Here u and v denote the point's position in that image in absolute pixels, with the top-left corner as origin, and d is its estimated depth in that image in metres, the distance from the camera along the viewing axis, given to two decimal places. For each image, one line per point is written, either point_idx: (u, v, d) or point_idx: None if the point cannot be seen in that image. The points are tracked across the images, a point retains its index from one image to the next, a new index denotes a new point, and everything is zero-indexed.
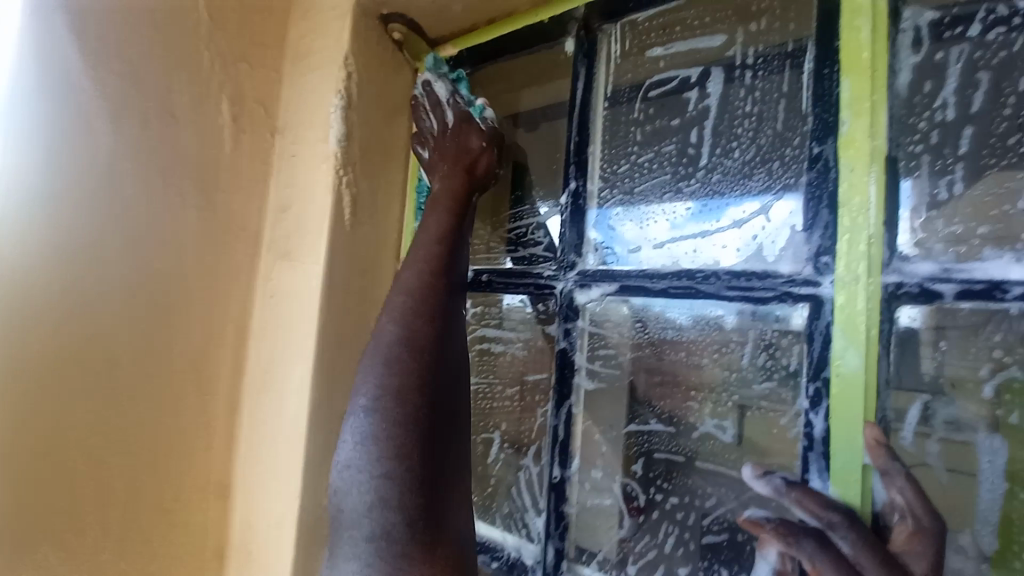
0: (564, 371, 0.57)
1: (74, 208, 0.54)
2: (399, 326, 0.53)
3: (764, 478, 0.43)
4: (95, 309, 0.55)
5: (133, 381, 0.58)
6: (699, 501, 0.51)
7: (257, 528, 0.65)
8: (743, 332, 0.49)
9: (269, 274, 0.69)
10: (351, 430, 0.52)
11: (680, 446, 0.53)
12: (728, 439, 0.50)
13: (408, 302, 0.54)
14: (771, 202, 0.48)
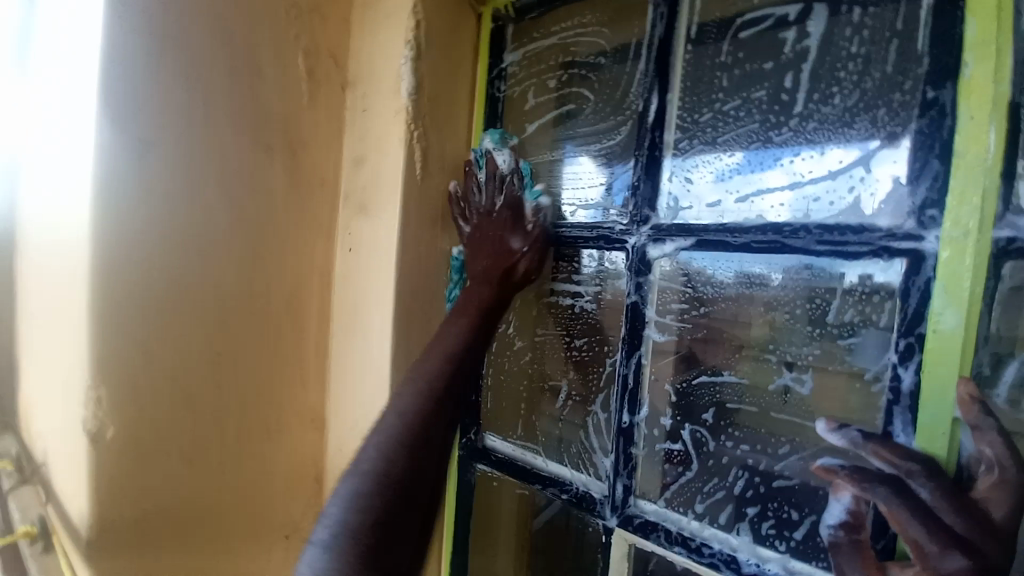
0: (635, 323, 0.59)
1: (178, 171, 0.58)
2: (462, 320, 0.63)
3: (839, 432, 0.43)
4: (203, 265, 0.61)
5: (236, 328, 0.65)
6: (771, 449, 0.54)
7: (349, 456, 0.73)
8: (790, 287, 0.52)
9: (348, 228, 0.72)
10: (369, 455, 0.52)
11: (753, 397, 0.55)
12: (806, 393, 0.51)
13: (448, 328, 0.62)
14: (873, 152, 0.45)
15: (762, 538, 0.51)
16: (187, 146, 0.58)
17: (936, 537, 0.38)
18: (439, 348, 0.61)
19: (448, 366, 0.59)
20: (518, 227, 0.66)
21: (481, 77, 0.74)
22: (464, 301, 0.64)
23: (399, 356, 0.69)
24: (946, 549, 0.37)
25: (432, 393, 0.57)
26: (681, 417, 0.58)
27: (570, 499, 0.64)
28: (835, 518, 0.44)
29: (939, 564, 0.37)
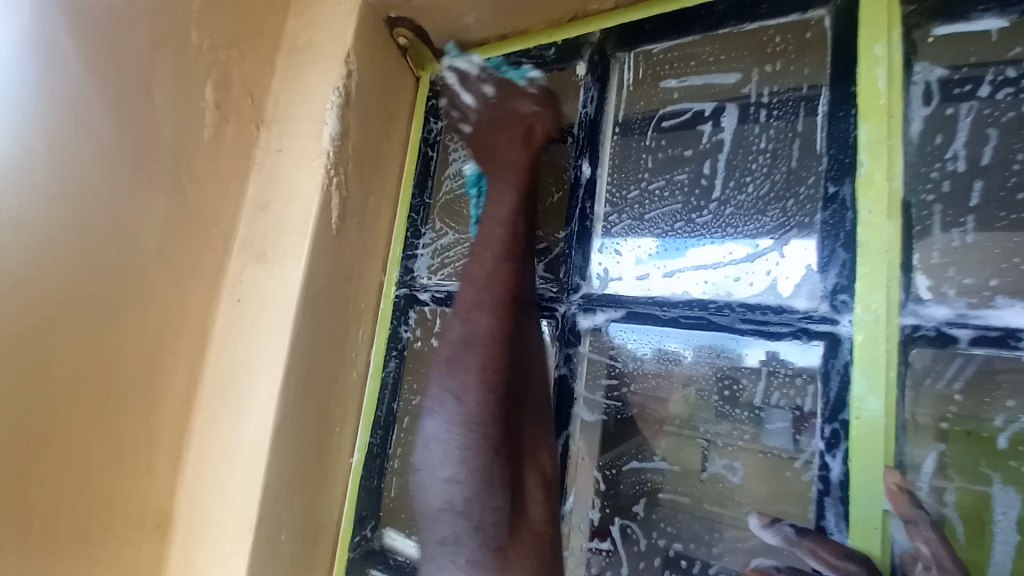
0: (563, 401, 0.54)
1: (10, 193, 0.46)
2: (474, 303, 0.49)
3: (772, 527, 0.40)
4: (31, 306, 0.47)
5: (57, 396, 0.49)
6: (705, 548, 0.49)
7: (201, 568, 0.56)
8: (702, 365, 0.51)
9: (240, 277, 0.62)
10: (433, 452, 0.46)
11: (688, 487, 0.51)
12: (738, 481, 0.49)
13: (484, 244, 0.51)
14: (785, 237, 0.48)
15: None
16: (31, 168, 0.47)
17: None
18: (471, 297, 0.50)
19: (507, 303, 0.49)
20: (529, 96, 0.57)
21: (415, 136, 0.72)
22: (488, 215, 0.52)
23: (283, 434, 0.57)
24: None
25: (490, 311, 0.49)
26: (607, 511, 0.52)
27: None
28: None
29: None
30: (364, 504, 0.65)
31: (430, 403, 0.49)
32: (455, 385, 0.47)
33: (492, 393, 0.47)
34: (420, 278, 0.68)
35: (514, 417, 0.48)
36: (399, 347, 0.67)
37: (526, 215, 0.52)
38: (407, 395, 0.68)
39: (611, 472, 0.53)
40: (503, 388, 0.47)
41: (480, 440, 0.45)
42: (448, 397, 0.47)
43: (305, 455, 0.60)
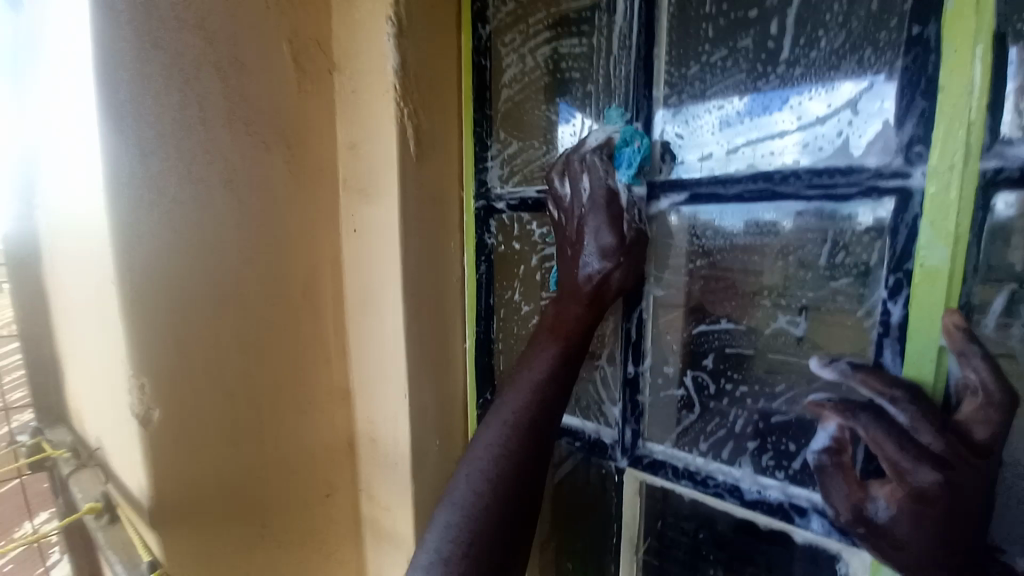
0: (635, 281, 0.61)
1: (180, 168, 0.59)
2: (525, 394, 0.57)
3: (830, 365, 0.48)
4: (219, 253, 0.64)
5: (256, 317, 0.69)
6: (769, 387, 0.57)
7: (378, 422, 0.80)
8: (801, 233, 0.52)
9: (351, 210, 0.75)
10: (449, 511, 0.52)
11: (755, 341, 0.57)
12: (798, 334, 0.54)
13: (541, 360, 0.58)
14: (861, 92, 0.46)
15: (762, 467, 0.56)
16: (189, 157, 0.60)
17: (910, 454, 0.41)
18: (523, 391, 0.57)
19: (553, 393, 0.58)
20: (605, 207, 0.57)
21: (465, 48, 0.73)
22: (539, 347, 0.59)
23: (412, 332, 0.73)
24: (917, 464, 0.41)
25: (530, 415, 0.56)
26: (681, 365, 0.63)
27: (584, 447, 0.71)
28: (819, 444, 0.48)
29: (911, 478, 0.41)
30: (481, 377, 0.82)
31: (454, 478, 0.55)
32: (486, 456, 0.54)
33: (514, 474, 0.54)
34: (494, 188, 0.75)
35: (523, 498, 0.54)
36: (486, 253, 0.77)
37: (572, 355, 0.59)
38: (500, 291, 0.80)
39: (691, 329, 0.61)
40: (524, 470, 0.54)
41: (494, 493, 0.53)
42: (477, 463, 0.54)
43: (431, 344, 0.77)
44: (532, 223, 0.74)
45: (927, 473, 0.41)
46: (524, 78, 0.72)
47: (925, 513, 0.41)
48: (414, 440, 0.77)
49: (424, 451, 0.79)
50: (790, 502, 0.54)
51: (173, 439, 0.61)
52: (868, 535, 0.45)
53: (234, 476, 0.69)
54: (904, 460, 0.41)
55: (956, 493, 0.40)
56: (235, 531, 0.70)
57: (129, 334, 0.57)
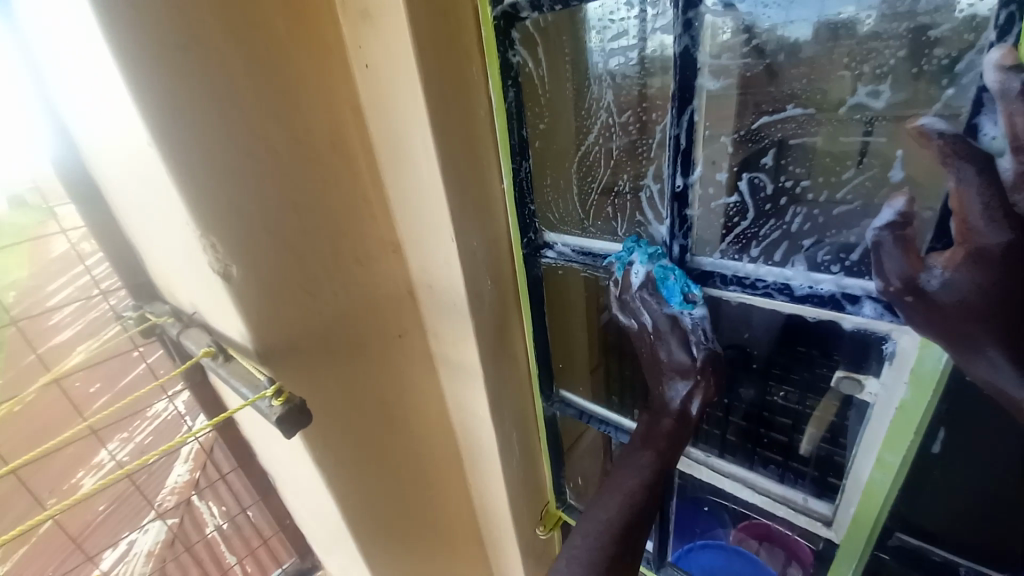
0: (685, 75, 0.54)
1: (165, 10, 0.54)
2: (617, 503, 0.69)
3: (1007, 77, 0.37)
4: (236, 108, 0.62)
5: (294, 174, 0.70)
6: (836, 177, 0.53)
7: (431, 270, 0.85)
8: (885, 28, 0.46)
9: (358, 42, 0.69)
10: (576, 547, 0.68)
11: (820, 126, 0.53)
12: (881, 105, 0.49)
13: (627, 473, 0.72)
14: None
15: (818, 264, 0.55)
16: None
17: (992, 213, 0.39)
18: (621, 490, 0.70)
19: (659, 473, 0.70)
20: (671, 334, 0.71)
21: None
22: (630, 463, 0.72)
23: (449, 173, 0.72)
24: (993, 225, 0.39)
25: (632, 502, 0.69)
26: (737, 167, 0.58)
27: (635, 268, 0.72)
28: (882, 220, 0.45)
29: (978, 239, 0.40)
30: (523, 217, 0.82)
31: (576, 535, 0.70)
32: (595, 537, 0.68)
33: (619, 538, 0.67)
34: None
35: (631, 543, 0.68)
36: (514, 74, 0.70)
37: (659, 479, 0.70)
38: (533, 121, 0.75)
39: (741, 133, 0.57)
40: (627, 537, 0.68)
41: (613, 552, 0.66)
42: (591, 531, 0.69)
43: (469, 185, 0.75)
44: (560, 34, 0.68)
45: (999, 234, 0.39)
46: None
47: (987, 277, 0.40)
48: (467, 280, 0.82)
49: (478, 289, 0.84)
50: (844, 293, 0.53)
51: (255, 291, 0.69)
52: (915, 303, 0.45)
53: (317, 321, 0.78)
54: (980, 221, 0.40)
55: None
56: (329, 366, 0.82)
57: (185, 198, 0.59)
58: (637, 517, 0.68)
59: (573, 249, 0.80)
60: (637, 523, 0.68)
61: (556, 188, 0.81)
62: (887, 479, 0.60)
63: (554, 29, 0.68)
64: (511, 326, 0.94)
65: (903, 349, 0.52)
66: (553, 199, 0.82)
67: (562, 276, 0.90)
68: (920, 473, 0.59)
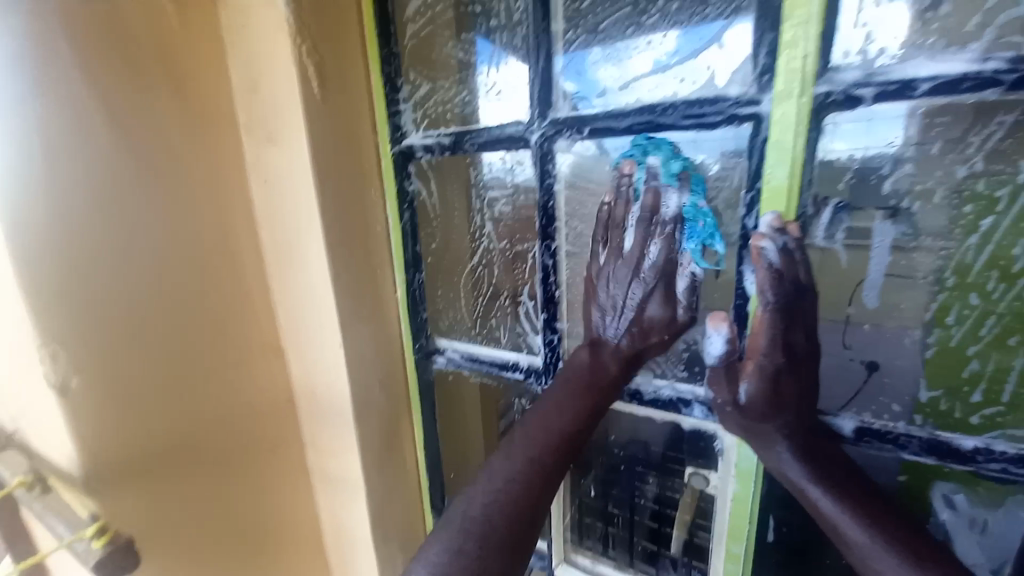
0: (547, 215, 0.67)
1: (58, 127, 0.55)
2: (528, 451, 0.59)
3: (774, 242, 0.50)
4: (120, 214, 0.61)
5: (177, 278, 0.68)
6: None
7: (315, 376, 0.82)
8: (722, 175, 0.57)
9: (257, 159, 0.73)
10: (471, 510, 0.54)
11: None
12: None
13: (561, 410, 0.61)
14: (722, 32, 0.53)
15: (659, 371, 0.67)
16: (74, 102, 0.56)
17: (771, 338, 0.51)
18: (542, 437, 0.60)
19: (584, 425, 0.61)
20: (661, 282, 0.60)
21: None
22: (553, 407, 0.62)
23: (340, 282, 0.75)
24: (772, 349, 0.51)
25: (547, 454, 0.59)
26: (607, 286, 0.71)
27: (520, 375, 0.78)
28: (716, 351, 0.55)
29: (764, 355, 0.51)
30: (415, 324, 0.85)
31: (467, 492, 0.57)
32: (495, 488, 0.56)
33: (521, 487, 0.56)
34: (408, 133, 0.75)
35: (530, 515, 0.55)
36: (409, 200, 0.79)
37: (575, 441, 0.61)
38: (426, 240, 0.83)
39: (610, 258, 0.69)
40: (519, 493, 0.56)
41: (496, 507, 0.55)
42: (490, 482, 0.57)
43: (361, 293, 0.78)
44: (447, 170, 0.79)
45: (775, 355, 0.51)
46: (427, 13, 0.72)
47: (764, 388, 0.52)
48: (353, 386, 0.80)
49: (366, 395, 0.82)
50: (679, 397, 0.64)
51: (98, 407, 0.60)
52: (733, 412, 0.55)
53: (174, 437, 0.69)
54: (762, 343, 0.51)
55: (789, 368, 0.52)
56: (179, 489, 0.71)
57: (31, 304, 0.54)
58: (547, 465, 0.58)
59: (461, 356, 0.85)
60: (541, 486, 0.57)
61: (445, 308, 0.87)
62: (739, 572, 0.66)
63: (444, 167, 0.79)
64: (400, 432, 0.91)
65: (727, 443, 0.62)
66: (441, 312, 0.87)
67: (459, 386, 0.92)
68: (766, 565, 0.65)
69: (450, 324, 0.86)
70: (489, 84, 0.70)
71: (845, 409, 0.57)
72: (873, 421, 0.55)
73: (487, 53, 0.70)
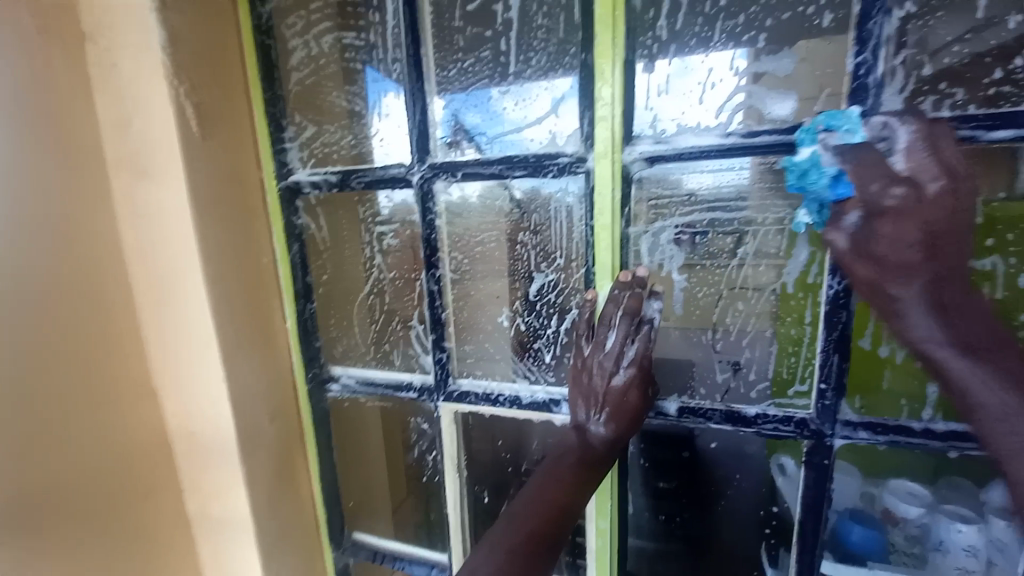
0: (431, 247, 0.76)
1: None
2: (557, 470, 0.66)
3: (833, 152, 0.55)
4: None
5: (26, 315, 0.64)
6: (566, 310, 0.76)
7: (192, 414, 0.80)
8: (578, 202, 0.69)
9: (127, 194, 0.72)
10: (495, 543, 0.61)
11: (554, 268, 0.75)
12: (577, 268, 0.73)
13: (558, 479, 0.65)
14: (559, 103, 0.67)
15: (534, 378, 0.79)
16: None
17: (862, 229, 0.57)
18: (544, 496, 0.64)
19: (580, 488, 0.65)
20: (632, 376, 0.66)
21: (246, 22, 0.75)
22: (593, 388, 0.67)
23: (221, 317, 0.74)
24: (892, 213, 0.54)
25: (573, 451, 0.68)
26: (516, 310, 0.81)
27: (414, 394, 0.84)
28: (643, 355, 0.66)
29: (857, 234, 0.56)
30: (307, 352, 0.87)
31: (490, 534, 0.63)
32: (516, 520, 0.63)
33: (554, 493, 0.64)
34: (295, 170, 0.80)
35: (558, 526, 0.62)
36: (297, 233, 0.82)
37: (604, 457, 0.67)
38: (316, 271, 0.86)
39: (513, 279, 0.79)
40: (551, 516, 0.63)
41: (524, 518, 0.63)
42: (526, 497, 0.65)
43: (248, 326, 0.79)
44: (335, 206, 0.83)
45: (932, 181, 0.52)
46: (311, 64, 0.79)
47: (889, 226, 0.54)
48: (237, 420, 0.78)
49: (254, 430, 0.81)
50: (551, 398, 0.76)
51: None
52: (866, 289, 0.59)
53: (9, 485, 0.63)
54: (884, 191, 0.52)
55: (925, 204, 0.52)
56: (16, 546, 0.64)
57: None
58: (546, 519, 0.62)
59: (356, 381, 0.88)
60: (556, 518, 0.63)
61: (339, 336, 0.90)
62: (606, 545, 0.78)
63: (333, 204, 0.83)
64: (296, 466, 0.90)
65: None
66: (334, 342, 0.90)
67: (359, 413, 0.94)
68: (625, 535, 0.79)
69: (344, 351, 0.90)
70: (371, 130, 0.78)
71: (671, 393, 0.74)
72: (689, 402, 0.72)
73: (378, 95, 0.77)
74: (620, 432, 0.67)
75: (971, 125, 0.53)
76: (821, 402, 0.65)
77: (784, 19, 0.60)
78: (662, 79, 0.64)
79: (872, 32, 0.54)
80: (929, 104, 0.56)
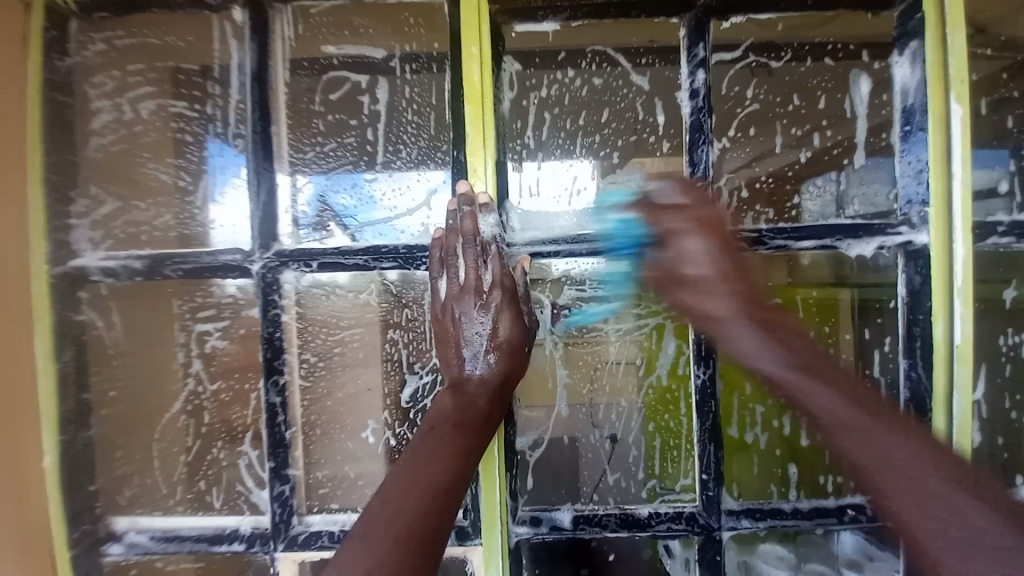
0: (274, 354, 0.61)
1: None
2: (431, 452, 0.53)
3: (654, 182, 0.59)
4: None
5: None
6: None
7: None
8: None
9: None
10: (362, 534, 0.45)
11: (430, 369, 0.66)
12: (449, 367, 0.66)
13: (432, 464, 0.52)
14: (432, 194, 0.64)
15: None
16: None
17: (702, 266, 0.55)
18: (420, 485, 0.50)
19: (464, 473, 0.53)
20: (506, 292, 0.60)
21: (30, 72, 0.59)
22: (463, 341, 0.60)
23: None
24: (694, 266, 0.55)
25: (448, 423, 0.55)
26: (385, 423, 0.67)
27: (240, 546, 0.62)
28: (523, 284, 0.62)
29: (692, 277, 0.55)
30: (71, 502, 0.61)
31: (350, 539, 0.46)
32: (384, 511, 0.48)
33: (435, 475, 0.51)
34: (82, 253, 0.61)
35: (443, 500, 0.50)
36: (75, 334, 0.61)
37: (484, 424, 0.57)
38: (101, 385, 0.63)
39: (381, 374, 0.67)
40: (435, 501, 0.49)
41: (399, 513, 0.48)
42: (391, 482, 0.50)
43: None
44: (138, 301, 0.64)
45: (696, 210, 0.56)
46: (121, 129, 0.64)
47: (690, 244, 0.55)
48: None
49: None
50: None
51: None
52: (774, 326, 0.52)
53: None
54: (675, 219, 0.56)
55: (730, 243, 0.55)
56: None
57: None
58: (432, 502, 0.49)
59: (151, 538, 0.63)
60: (438, 524, 0.48)
61: (130, 473, 0.65)
62: None
63: (136, 296, 0.64)
64: None
65: (476, 566, 0.63)
66: (121, 482, 0.65)
67: None
68: None
69: (137, 493, 0.65)
70: (204, 210, 0.65)
71: (561, 501, 0.66)
72: (583, 508, 0.64)
73: (218, 172, 0.65)
74: (492, 390, 0.59)
75: (782, 237, 0.62)
76: (706, 495, 0.62)
77: (631, 141, 0.69)
78: (532, 179, 0.65)
79: (700, 158, 0.62)
80: (750, 219, 0.66)
